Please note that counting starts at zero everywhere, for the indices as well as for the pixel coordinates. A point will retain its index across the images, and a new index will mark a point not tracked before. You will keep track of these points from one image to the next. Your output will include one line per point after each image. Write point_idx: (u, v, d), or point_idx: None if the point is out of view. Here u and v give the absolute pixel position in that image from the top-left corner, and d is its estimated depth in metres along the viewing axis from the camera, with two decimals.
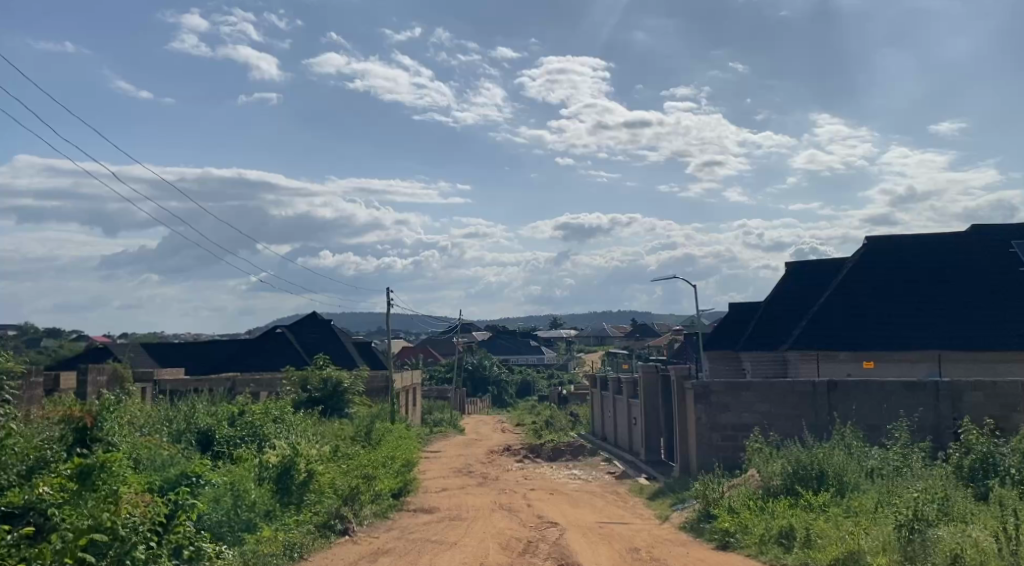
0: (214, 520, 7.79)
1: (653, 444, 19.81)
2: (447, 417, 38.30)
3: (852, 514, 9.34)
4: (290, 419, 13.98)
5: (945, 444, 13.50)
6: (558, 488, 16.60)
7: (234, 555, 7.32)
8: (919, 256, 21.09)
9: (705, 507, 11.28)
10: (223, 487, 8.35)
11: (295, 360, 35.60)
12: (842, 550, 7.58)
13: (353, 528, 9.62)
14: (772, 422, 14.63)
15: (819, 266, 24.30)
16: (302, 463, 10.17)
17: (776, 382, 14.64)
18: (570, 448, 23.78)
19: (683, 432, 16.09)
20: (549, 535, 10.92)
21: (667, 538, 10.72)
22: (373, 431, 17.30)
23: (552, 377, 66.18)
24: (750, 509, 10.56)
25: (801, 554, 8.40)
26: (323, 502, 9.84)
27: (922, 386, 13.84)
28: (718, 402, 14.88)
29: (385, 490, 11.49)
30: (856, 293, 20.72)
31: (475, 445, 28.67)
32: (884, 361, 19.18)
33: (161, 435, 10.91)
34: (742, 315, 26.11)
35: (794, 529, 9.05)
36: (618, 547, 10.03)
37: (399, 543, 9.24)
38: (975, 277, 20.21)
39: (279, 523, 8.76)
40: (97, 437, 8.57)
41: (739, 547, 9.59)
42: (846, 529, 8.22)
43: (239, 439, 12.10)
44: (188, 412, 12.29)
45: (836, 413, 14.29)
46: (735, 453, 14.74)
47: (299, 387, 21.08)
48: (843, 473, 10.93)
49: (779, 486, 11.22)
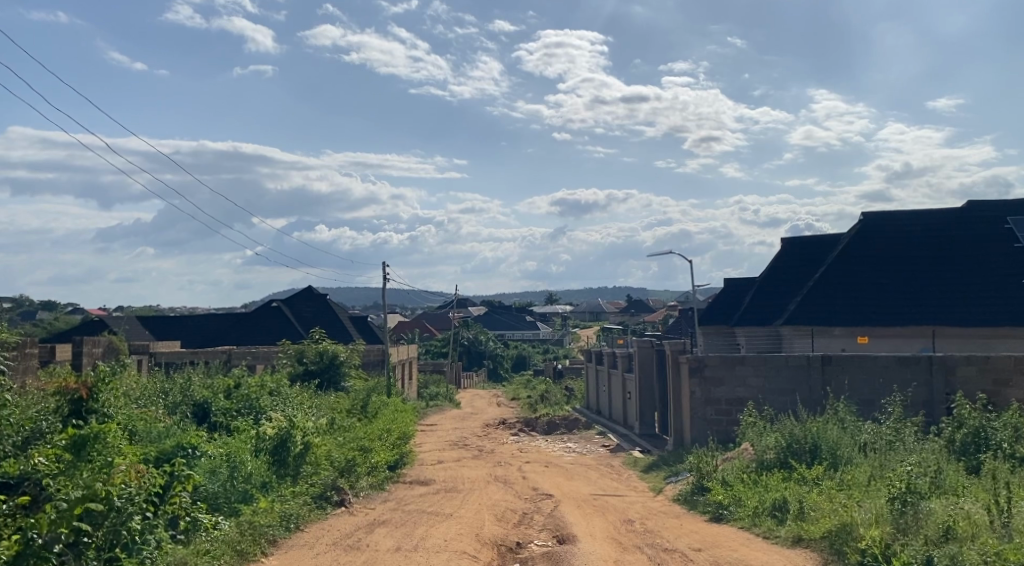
0: (211, 492, 7.82)
1: (648, 418, 19.92)
2: (442, 390, 38.47)
3: (845, 487, 9.42)
4: (287, 392, 14.04)
5: (938, 418, 13.61)
6: (553, 461, 16.73)
7: (231, 524, 7.34)
8: (915, 232, 21.07)
9: (699, 480, 11.34)
10: (218, 459, 8.38)
11: (290, 334, 35.68)
12: (836, 523, 7.63)
13: (349, 499, 9.66)
14: (766, 396, 14.70)
15: (815, 240, 24.28)
16: (299, 435, 10.14)
17: (770, 356, 14.69)
18: (565, 422, 23.92)
19: (678, 406, 16.17)
20: (544, 507, 11.01)
21: (661, 510, 10.80)
22: (370, 404, 17.38)
23: (548, 352, 66.44)
24: (744, 482, 10.66)
25: (794, 526, 8.47)
26: (319, 473, 9.90)
27: (916, 360, 13.91)
28: (712, 376, 14.92)
29: (381, 462, 11.54)
30: (851, 268, 20.73)
31: (471, 418, 28.83)
32: (878, 336, 19.25)
33: (156, 407, 10.91)
34: (737, 290, 26.14)
35: (787, 502, 9.12)
36: (612, 518, 10.11)
37: (396, 515, 9.29)
38: (970, 253, 20.23)
39: (275, 494, 8.78)
40: (92, 408, 8.58)
41: (732, 520, 9.66)
42: (839, 502, 8.28)
43: (236, 411, 12.15)
44: (184, 385, 12.31)
45: (830, 388, 14.38)
46: (728, 427, 14.84)
47: (296, 360, 21.16)
48: (837, 448, 11.03)
49: (773, 460, 11.30)
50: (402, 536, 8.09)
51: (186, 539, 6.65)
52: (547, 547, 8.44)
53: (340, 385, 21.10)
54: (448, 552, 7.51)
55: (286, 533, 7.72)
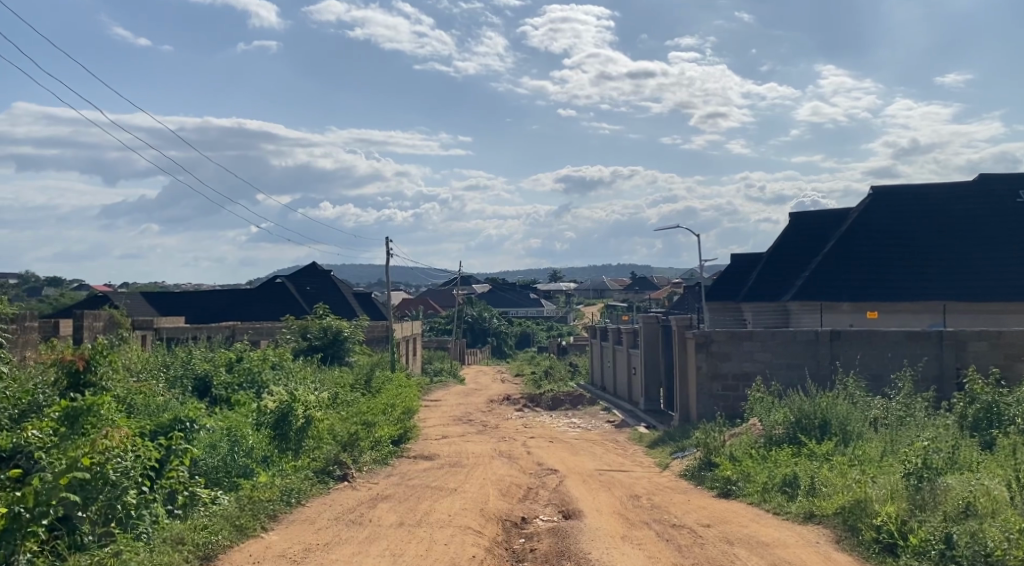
0: (208, 466, 7.64)
1: (653, 394, 19.73)
2: (446, 366, 38.42)
3: (856, 463, 9.24)
4: (289, 366, 13.98)
5: (948, 394, 13.42)
6: (558, 436, 16.60)
7: (230, 497, 7.17)
8: (926, 206, 20.71)
9: (706, 455, 11.16)
10: (218, 433, 8.23)
11: (294, 309, 35.56)
12: (850, 499, 7.45)
13: (352, 474, 9.43)
14: (774, 370, 14.52)
15: (823, 215, 23.93)
16: (300, 409, 9.94)
17: (778, 332, 14.48)
18: (569, 398, 23.80)
19: (683, 382, 16.01)
20: (549, 482, 10.84)
21: (668, 486, 10.63)
22: (373, 379, 17.24)
23: (552, 329, 66.30)
24: (752, 457, 10.51)
25: (805, 502, 8.29)
26: (322, 447, 9.73)
27: (925, 335, 13.69)
28: (719, 351, 14.73)
29: (385, 436, 11.42)
30: (860, 243, 20.41)
31: (475, 394, 28.79)
32: (887, 311, 19.02)
33: (156, 380, 10.78)
34: (744, 266, 25.84)
35: (798, 478, 8.94)
36: (618, 494, 9.95)
37: (400, 489, 9.14)
38: (980, 228, 19.90)
39: (276, 469, 8.58)
40: (90, 381, 8.46)
41: (741, 495, 9.50)
42: (853, 478, 8.11)
43: (238, 385, 12.03)
44: (185, 359, 12.19)
45: (839, 363, 14.17)
46: (735, 402, 14.67)
47: (299, 335, 21.05)
48: (847, 422, 10.85)
49: (782, 435, 11.12)
50: (407, 511, 7.94)
51: (183, 514, 6.45)
52: (552, 523, 8.27)
53: (344, 360, 21.00)
54: (453, 527, 7.37)
55: (288, 507, 7.49)
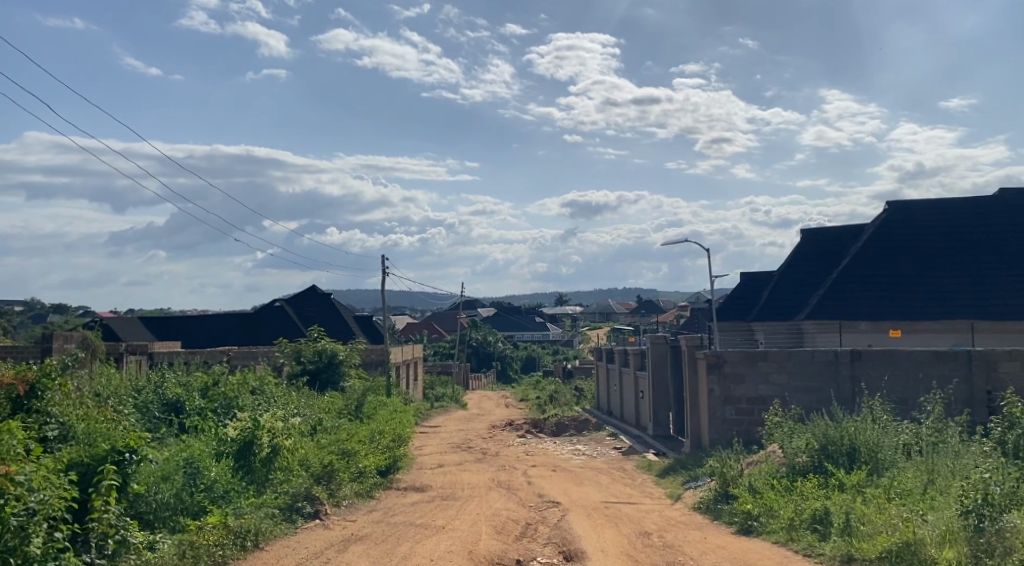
0: (156, 501, 6.67)
1: (662, 419, 18.64)
2: (448, 391, 37.26)
3: (892, 496, 8.18)
4: (271, 391, 13.01)
5: (984, 419, 12.26)
6: (561, 464, 15.54)
7: (171, 542, 6.16)
8: (947, 222, 19.68)
9: (722, 486, 10.12)
10: (172, 466, 7.29)
11: (290, 333, 34.65)
12: (896, 542, 6.40)
13: (325, 510, 8.41)
14: (792, 394, 13.46)
15: (838, 231, 22.92)
16: (266, 436, 8.95)
17: (795, 351, 13.46)
18: (574, 422, 22.71)
19: (695, 406, 14.94)
20: (550, 516, 9.82)
21: (681, 521, 9.56)
22: (365, 404, 16.24)
23: (558, 352, 65.15)
24: (774, 489, 9.45)
25: (839, 543, 7.22)
26: (291, 481, 8.71)
27: (954, 355, 12.63)
28: (732, 373, 13.69)
29: (370, 466, 10.42)
30: (876, 260, 19.40)
31: (477, 420, 27.65)
32: (910, 330, 17.97)
33: (121, 405, 9.87)
34: (755, 285, 24.81)
35: (830, 514, 7.91)
36: (626, 530, 8.90)
37: (379, 528, 8.11)
38: (1011, 245, 18.78)
39: (234, 504, 7.54)
40: (34, 407, 7.57)
41: (763, 533, 8.43)
42: (898, 515, 7.03)
43: (211, 411, 11.11)
44: (157, 383, 11.28)
45: (862, 385, 13.12)
46: (751, 428, 13.63)
47: (293, 358, 20.11)
48: (876, 449, 9.80)
49: (806, 464, 10.05)
50: (381, 555, 6.90)
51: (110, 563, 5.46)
52: None
53: (338, 385, 19.97)
54: None
55: (240, 554, 6.47)
